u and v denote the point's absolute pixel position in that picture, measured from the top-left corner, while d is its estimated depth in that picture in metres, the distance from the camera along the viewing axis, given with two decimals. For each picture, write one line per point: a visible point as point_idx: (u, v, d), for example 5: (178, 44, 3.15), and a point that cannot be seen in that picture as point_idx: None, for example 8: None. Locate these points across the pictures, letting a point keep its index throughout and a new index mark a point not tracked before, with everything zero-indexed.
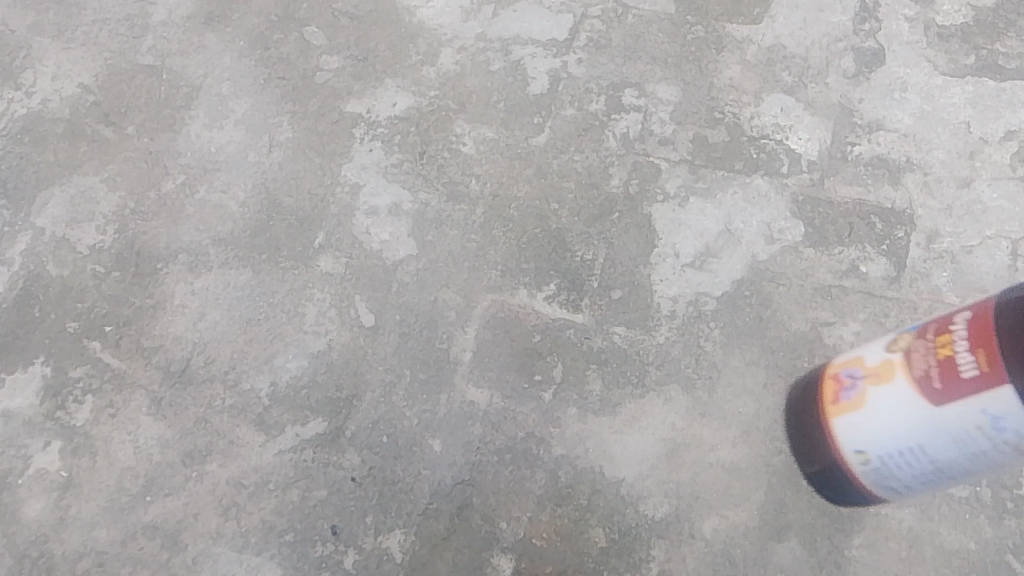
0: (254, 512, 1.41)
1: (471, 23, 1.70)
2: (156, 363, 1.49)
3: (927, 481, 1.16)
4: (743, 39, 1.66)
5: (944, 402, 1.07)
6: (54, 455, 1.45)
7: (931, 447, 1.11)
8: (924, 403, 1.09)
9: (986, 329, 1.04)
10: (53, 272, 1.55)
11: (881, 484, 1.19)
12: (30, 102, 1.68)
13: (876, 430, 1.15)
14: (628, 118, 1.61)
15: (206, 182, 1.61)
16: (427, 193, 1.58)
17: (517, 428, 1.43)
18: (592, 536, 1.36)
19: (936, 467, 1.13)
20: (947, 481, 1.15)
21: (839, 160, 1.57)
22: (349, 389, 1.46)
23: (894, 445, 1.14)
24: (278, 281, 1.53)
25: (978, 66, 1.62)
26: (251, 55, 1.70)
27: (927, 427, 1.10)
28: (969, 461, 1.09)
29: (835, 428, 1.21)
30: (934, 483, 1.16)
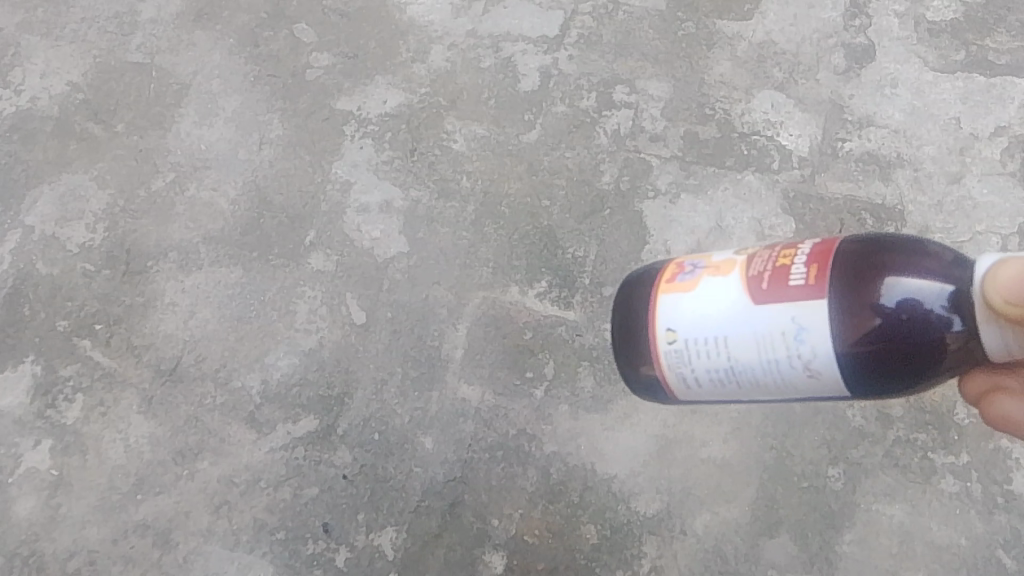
0: (245, 510, 1.41)
1: (462, 20, 1.69)
2: (146, 361, 1.49)
3: (715, 387, 0.95)
4: (733, 36, 1.66)
5: (763, 302, 0.90)
6: (44, 454, 1.45)
7: (738, 342, 0.91)
8: (814, 302, 0.88)
9: (828, 254, 0.90)
10: (43, 270, 1.55)
11: (675, 370, 0.96)
12: (20, 100, 1.67)
13: (702, 317, 0.94)
14: (619, 115, 1.61)
15: (196, 180, 1.60)
16: (418, 190, 1.57)
17: (508, 425, 1.42)
18: (583, 533, 1.37)
19: (729, 369, 0.93)
20: (740, 390, 0.94)
21: (830, 156, 1.57)
22: (340, 387, 1.45)
23: (710, 331, 0.93)
24: (268, 279, 1.53)
25: (967, 62, 1.63)
26: (241, 52, 1.69)
27: (769, 323, 0.89)
28: (788, 374, 0.90)
29: (658, 303, 0.98)
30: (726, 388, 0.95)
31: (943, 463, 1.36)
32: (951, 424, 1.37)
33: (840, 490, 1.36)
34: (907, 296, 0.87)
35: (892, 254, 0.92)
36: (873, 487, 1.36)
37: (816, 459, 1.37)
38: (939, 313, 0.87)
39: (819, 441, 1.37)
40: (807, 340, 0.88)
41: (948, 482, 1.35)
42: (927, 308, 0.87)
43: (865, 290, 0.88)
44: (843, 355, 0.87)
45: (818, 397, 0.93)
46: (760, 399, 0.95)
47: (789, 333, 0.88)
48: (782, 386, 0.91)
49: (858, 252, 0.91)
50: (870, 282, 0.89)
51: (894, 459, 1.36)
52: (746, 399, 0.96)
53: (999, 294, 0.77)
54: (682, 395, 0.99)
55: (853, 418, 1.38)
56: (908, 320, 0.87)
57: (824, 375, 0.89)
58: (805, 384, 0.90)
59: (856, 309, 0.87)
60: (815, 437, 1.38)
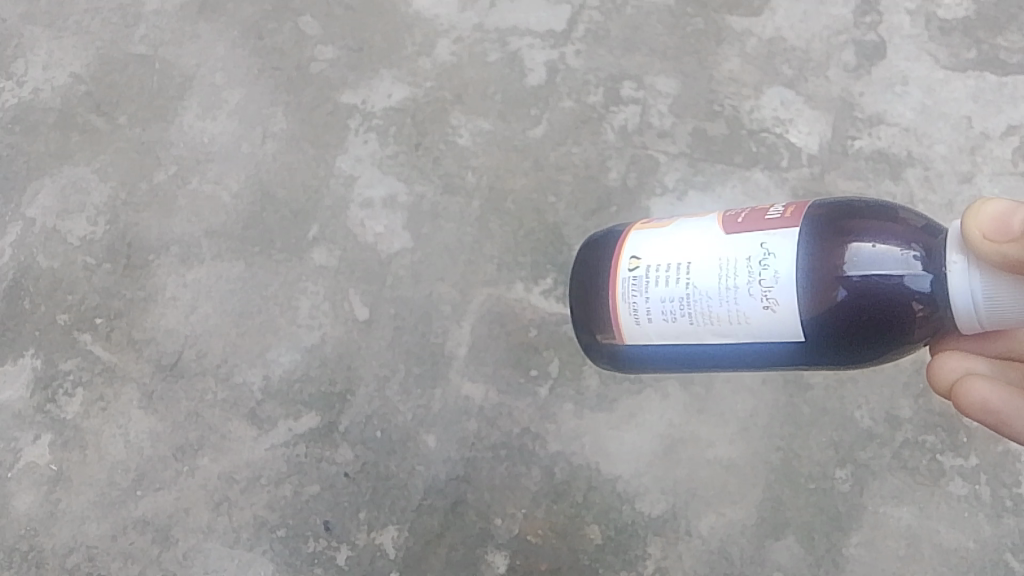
0: (246, 507, 1.39)
1: (469, 14, 1.67)
2: (147, 356, 1.47)
3: (668, 320, 0.99)
4: (742, 32, 1.64)
5: (730, 233, 0.97)
6: (44, 448, 1.43)
7: (696, 270, 0.97)
8: (783, 234, 0.94)
9: (804, 205, 0.97)
10: (44, 263, 1.53)
11: (630, 297, 1.02)
12: (21, 91, 1.66)
13: (672, 249, 1.01)
14: (626, 111, 1.59)
15: (199, 173, 1.59)
16: (423, 185, 1.56)
17: (512, 423, 1.41)
18: (587, 533, 1.35)
19: (686, 298, 0.97)
20: (691, 325, 0.98)
21: (839, 155, 1.55)
22: (343, 384, 1.44)
23: (677, 260, 0.99)
24: (271, 274, 1.51)
25: (979, 60, 1.61)
26: (244, 45, 1.67)
27: (734, 249, 0.95)
28: (741, 303, 0.94)
29: (627, 240, 1.08)
30: (674, 320, 0.99)
31: (952, 466, 1.34)
32: (961, 426, 1.35)
33: (847, 493, 1.34)
34: (873, 258, 0.91)
35: (867, 213, 0.96)
36: (881, 489, 1.34)
37: (823, 461, 1.35)
38: (908, 273, 0.90)
39: (826, 442, 1.36)
40: (770, 264, 0.93)
41: (957, 485, 1.34)
42: (897, 268, 0.90)
43: (837, 240, 0.93)
44: (802, 288, 0.91)
45: (766, 345, 0.95)
46: (709, 345, 0.99)
47: (753, 259, 0.94)
48: (727, 321, 0.95)
49: (837, 209, 0.97)
50: (839, 233, 0.93)
51: (903, 461, 1.35)
52: (696, 340, 0.99)
53: (972, 230, 0.82)
54: (636, 334, 1.03)
55: (861, 419, 1.36)
56: (875, 281, 0.91)
57: (772, 309, 0.92)
58: (755, 318, 0.94)
59: (825, 271, 0.91)
60: (822, 439, 1.36)
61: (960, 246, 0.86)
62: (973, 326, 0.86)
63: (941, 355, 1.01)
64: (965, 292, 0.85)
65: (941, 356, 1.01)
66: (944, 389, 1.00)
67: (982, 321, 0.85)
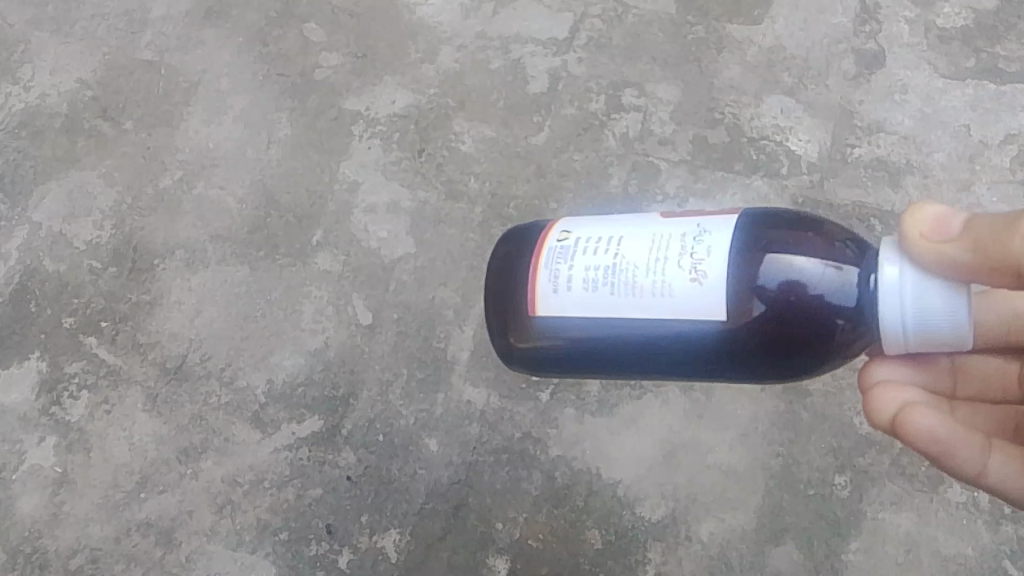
0: (249, 510, 1.41)
1: (472, 22, 1.69)
2: (152, 359, 1.49)
3: (588, 291, 0.94)
4: (743, 40, 1.66)
5: (669, 217, 0.96)
6: (49, 451, 1.45)
7: (627, 242, 0.94)
8: (718, 220, 0.94)
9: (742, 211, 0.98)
10: (50, 267, 1.55)
11: (552, 265, 0.96)
12: (28, 96, 1.67)
13: (606, 225, 0.97)
14: (628, 118, 1.61)
15: (204, 178, 1.60)
16: (426, 191, 1.57)
17: (514, 428, 1.42)
18: (588, 537, 1.36)
19: (612, 269, 0.93)
20: (611, 296, 0.92)
21: (839, 162, 1.56)
22: (346, 388, 1.45)
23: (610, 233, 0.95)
24: (275, 279, 1.52)
25: (978, 69, 1.62)
26: (250, 51, 1.69)
27: (671, 227, 0.94)
28: (669, 275, 0.90)
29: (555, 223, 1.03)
30: (593, 290, 0.93)
31: None
32: None
33: (846, 498, 1.35)
34: (806, 269, 0.92)
35: (791, 223, 0.98)
36: (880, 495, 1.35)
37: (822, 467, 1.36)
38: (837, 287, 0.91)
39: (825, 448, 1.37)
40: (704, 240, 0.91)
41: (955, 491, 1.35)
42: (825, 282, 0.91)
43: (765, 239, 0.93)
44: (732, 271, 0.90)
45: (684, 326, 0.91)
46: (624, 323, 0.93)
47: (689, 235, 0.92)
48: (651, 292, 0.90)
49: (774, 218, 0.98)
50: (769, 233, 0.94)
51: (902, 467, 1.36)
52: (612, 316, 0.93)
53: (909, 231, 0.88)
54: (549, 306, 0.96)
55: (860, 425, 1.37)
56: (806, 290, 0.91)
57: (701, 282, 0.89)
58: (680, 292, 0.90)
59: (754, 278, 0.91)
60: (821, 445, 1.37)
61: (898, 253, 0.88)
62: (897, 343, 0.87)
63: (875, 390, 1.02)
64: (894, 299, 0.86)
65: (876, 390, 1.02)
66: (881, 422, 1.02)
67: (907, 338, 0.87)
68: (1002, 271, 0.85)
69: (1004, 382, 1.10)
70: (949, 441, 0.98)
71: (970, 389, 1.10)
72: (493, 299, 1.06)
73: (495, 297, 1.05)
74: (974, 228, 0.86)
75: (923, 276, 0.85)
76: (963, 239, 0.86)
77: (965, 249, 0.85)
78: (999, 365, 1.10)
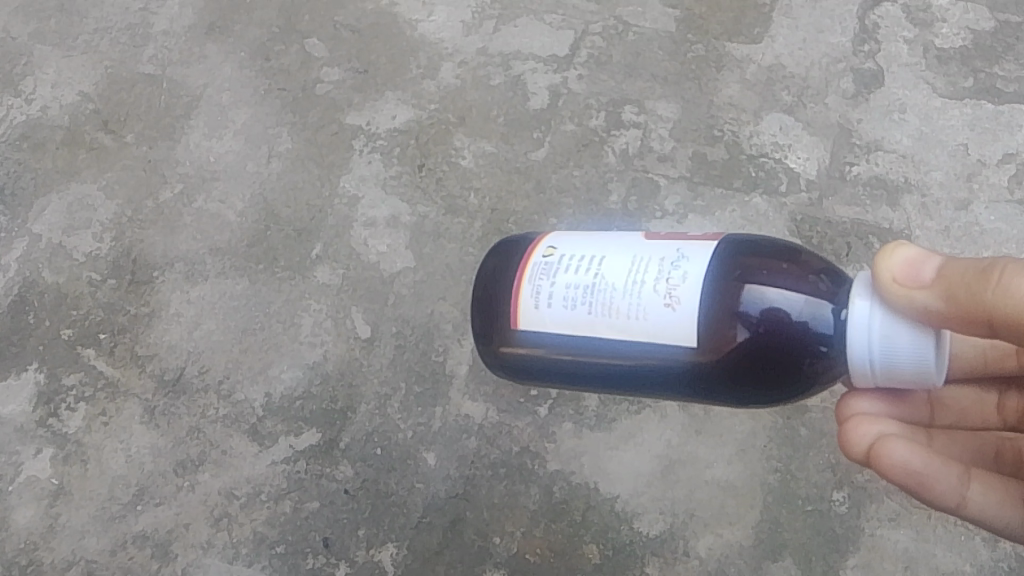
0: (245, 523, 1.40)
1: (472, 39, 1.70)
2: (150, 371, 1.49)
3: (568, 309, 0.95)
4: (742, 58, 1.67)
5: (652, 240, 0.96)
6: (45, 462, 1.44)
7: (609, 262, 0.95)
8: (698, 247, 0.94)
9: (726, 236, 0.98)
10: (49, 278, 1.55)
11: (537, 280, 0.98)
12: (30, 109, 1.68)
13: (590, 244, 0.98)
14: (627, 135, 1.62)
15: (204, 192, 1.61)
16: (426, 206, 1.57)
17: (512, 442, 1.42)
18: (586, 552, 1.36)
19: (590, 288, 0.94)
20: (588, 315, 0.93)
21: (837, 180, 1.57)
22: (344, 401, 1.45)
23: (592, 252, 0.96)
24: (274, 291, 1.53)
25: (976, 89, 1.63)
26: (252, 66, 1.70)
27: (651, 250, 0.94)
28: (644, 299, 0.91)
29: (546, 237, 1.05)
30: (573, 308, 0.94)
31: None
32: None
33: (844, 515, 1.35)
34: (785, 296, 0.92)
35: (768, 251, 0.98)
36: (878, 512, 1.35)
37: (821, 483, 1.36)
38: (813, 316, 0.92)
39: (823, 464, 1.37)
40: (681, 266, 0.91)
41: None
42: (801, 312, 0.92)
43: (742, 267, 0.94)
44: (706, 299, 0.90)
45: (657, 350, 0.92)
46: (601, 342, 0.94)
47: (667, 260, 0.93)
48: (628, 314, 0.91)
49: (758, 246, 0.98)
50: (746, 261, 0.94)
51: None
52: (588, 334, 0.94)
53: (883, 272, 0.87)
54: (530, 319, 0.97)
55: None
56: (785, 318, 0.92)
57: (677, 307, 0.90)
58: (654, 316, 0.90)
59: (731, 306, 0.91)
60: (820, 461, 1.37)
61: (868, 289, 0.89)
62: (865, 377, 0.88)
63: (850, 422, 1.02)
64: (861, 336, 0.87)
65: (852, 422, 1.02)
66: (856, 454, 1.02)
67: (874, 373, 0.88)
68: (975, 322, 0.83)
69: (981, 412, 1.11)
70: (925, 473, 0.99)
71: (947, 419, 1.11)
72: (481, 307, 1.07)
73: (482, 307, 1.07)
74: (949, 275, 0.84)
75: (892, 316, 0.86)
76: (935, 287, 0.84)
77: (935, 299, 0.84)
78: (976, 396, 1.12)
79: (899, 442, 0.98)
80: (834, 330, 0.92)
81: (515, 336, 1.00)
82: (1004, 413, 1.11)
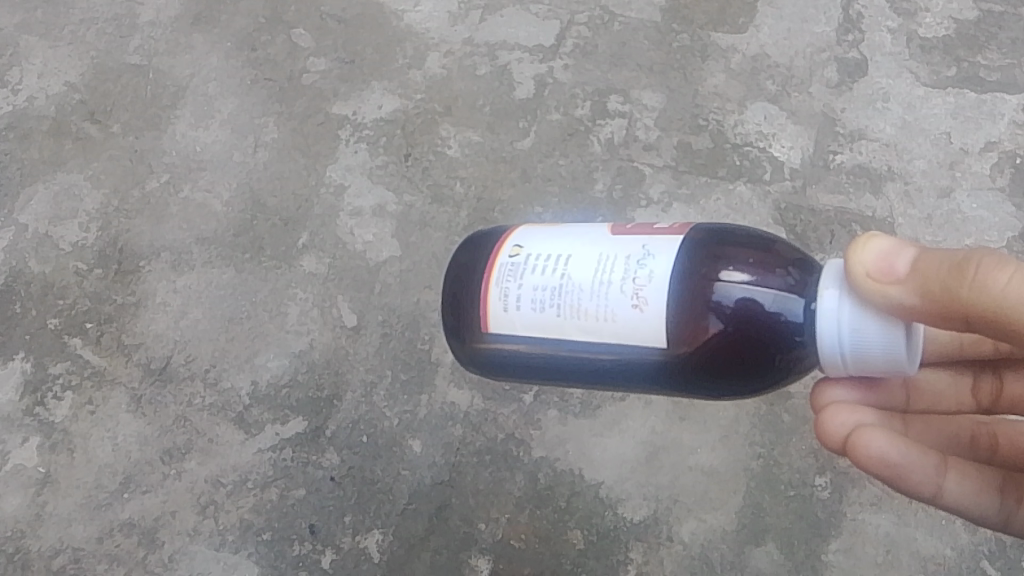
0: (232, 510, 1.40)
1: (459, 29, 1.71)
2: (136, 360, 1.49)
3: (537, 311, 0.95)
4: (727, 48, 1.67)
5: (618, 235, 0.96)
6: (32, 452, 1.44)
7: (575, 262, 0.94)
8: (664, 242, 0.94)
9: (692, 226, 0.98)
10: (35, 268, 1.55)
11: (504, 282, 0.97)
12: (16, 99, 1.68)
13: (556, 241, 0.98)
14: (613, 124, 1.62)
15: (191, 182, 1.61)
16: (412, 195, 1.58)
17: (497, 429, 1.42)
18: (570, 538, 1.36)
19: (558, 289, 0.94)
20: (557, 317, 0.94)
21: (821, 169, 1.58)
22: (330, 389, 1.46)
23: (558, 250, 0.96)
24: (260, 281, 1.53)
25: (959, 78, 1.64)
26: (238, 56, 1.70)
27: (617, 246, 0.94)
28: (612, 299, 0.91)
29: (513, 232, 1.04)
30: (542, 310, 0.94)
31: None
32: None
33: (827, 499, 1.36)
34: (755, 289, 0.92)
35: (737, 240, 0.98)
36: (860, 496, 1.36)
37: (803, 468, 1.37)
38: (783, 309, 0.92)
39: (806, 450, 1.38)
40: (648, 265, 0.92)
41: None
42: (772, 305, 0.92)
43: (711, 260, 0.94)
44: (674, 298, 0.91)
45: (627, 350, 0.93)
46: (573, 344, 0.94)
47: (633, 258, 0.93)
48: (597, 316, 0.92)
49: (727, 235, 0.98)
50: (715, 253, 0.94)
51: None
52: (558, 336, 0.95)
53: (856, 265, 0.86)
54: (500, 323, 0.97)
55: None
56: (756, 312, 0.92)
57: (648, 307, 0.90)
58: (623, 316, 0.91)
59: (701, 296, 0.92)
60: (802, 446, 1.38)
61: (837, 280, 0.89)
62: (837, 368, 0.89)
63: (827, 410, 1.03)
64: (832, 327, 0.88)
65: (829, 410, 1.03)
66: (834, 442, 1.02)
67: (845, 363, 0.88)
68: (951, 317, 0.83)
69: (955, 397, 1.12)
70: (903, 464, 0.98)
71: (921, 403, 1.11)
72: (449, 305, 1.07)
73: (450, 306, 1.06)
74: (925, 269, 0.83)
75: (862, 306, 0.87)
76: (910, 281, 0.83)
77: (909, 294, 0.83)
78: (950, 380, 1.12)
79: (876, 432, 0.98)
80: (805, 321, 0.92)
81: (485, 339, 1.00)
82: (978, 397, 1.12)
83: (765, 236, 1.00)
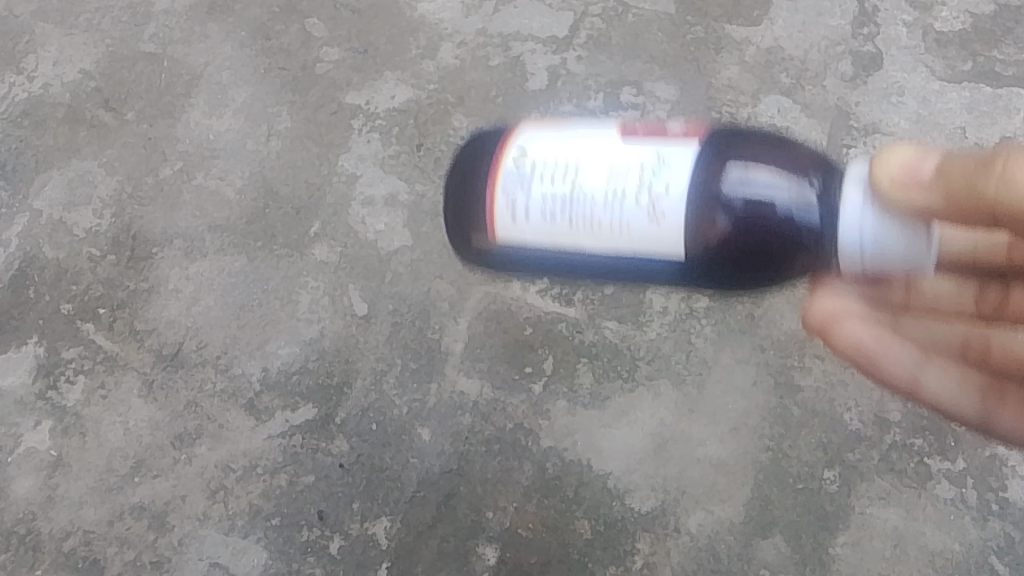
0: (241, 496, 1.41)
1: (472, 19, 1.70)
2: (148, 346, 1.50)
3: (548, 211, 0.91)
4: (741, 40, 1.67)
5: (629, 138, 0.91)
6: (44, 435, 1.46)
7: (588, 170, 0.90)
8: (678, 146, 0.90)
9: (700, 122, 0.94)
10: (49, 253, 1.56)
11: (510, 195, 0.92)
12: (32, 86, 1.69)
13: (563, 141, 0.93)
14: (626, 116, 1.62)
15: (204, 169, 1.62)
16: (424, 185, 1.58)
17: (506, 419, 1.43)
18: (578, 528, 1.37)
19: (568, 199, 0.91)
20: (569, 226, 0.91)
21: (834, 162, 1.57)
22: (340, 376, 1.46)
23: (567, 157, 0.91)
24: (272, 268, 1.54)
25: (974, 72, 1.63)
26: (252, 45, 1.70)
27: (630, 151, 0.90)
28: (628, 212, 0.89)
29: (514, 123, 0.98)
30: (554, 220, 0.91)
31: (939, 469, 1.36)
32: (948, 430, 1.37)
33: (835, 493, 1.36)
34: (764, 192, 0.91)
35: (740, 136, 0.96)
36: (868, 490, 1.36)
37: (812, 462, 1.37)
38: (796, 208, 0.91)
39: (815, 443, 1.38)
40: (663, 174, 0.88)
41: (943, 488, 1.35)
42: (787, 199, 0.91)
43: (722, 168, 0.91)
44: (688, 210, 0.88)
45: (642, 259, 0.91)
46: (587, 251, 0.92)
47: (648, 166, 0.89)
48: (614, 229, 0.89)
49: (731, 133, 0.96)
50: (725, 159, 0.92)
51: (890, 463, 1.36)
52: (571, 242, 0.92)
53: (881, 172, 0.82)
54: (508, 228, 0.93)
55: (850, 421, 1.38)
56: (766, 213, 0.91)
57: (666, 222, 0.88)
58: (638, 228, 0.89)
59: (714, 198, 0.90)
60: (811, 440, 1.38)
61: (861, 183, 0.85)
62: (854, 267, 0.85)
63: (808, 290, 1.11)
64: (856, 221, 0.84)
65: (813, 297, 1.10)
66: (813, 327, 1.13)
67: (863, 261, 0.84)
68: (975, 212, 0.81)
69: (956, 302, 1.12)
70: (875, 351, 1.11)
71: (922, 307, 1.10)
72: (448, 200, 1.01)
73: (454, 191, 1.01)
74: (950, 170, 0.80)
75: (885, 210, 0.83)
76: (935, 187, 0.81)
77: (938, 209, 0.80)
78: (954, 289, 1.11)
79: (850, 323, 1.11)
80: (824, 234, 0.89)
81: (492, 240, 0.95)
82: (982, 304, 1.12)
83: (782, 141, 1.00)
